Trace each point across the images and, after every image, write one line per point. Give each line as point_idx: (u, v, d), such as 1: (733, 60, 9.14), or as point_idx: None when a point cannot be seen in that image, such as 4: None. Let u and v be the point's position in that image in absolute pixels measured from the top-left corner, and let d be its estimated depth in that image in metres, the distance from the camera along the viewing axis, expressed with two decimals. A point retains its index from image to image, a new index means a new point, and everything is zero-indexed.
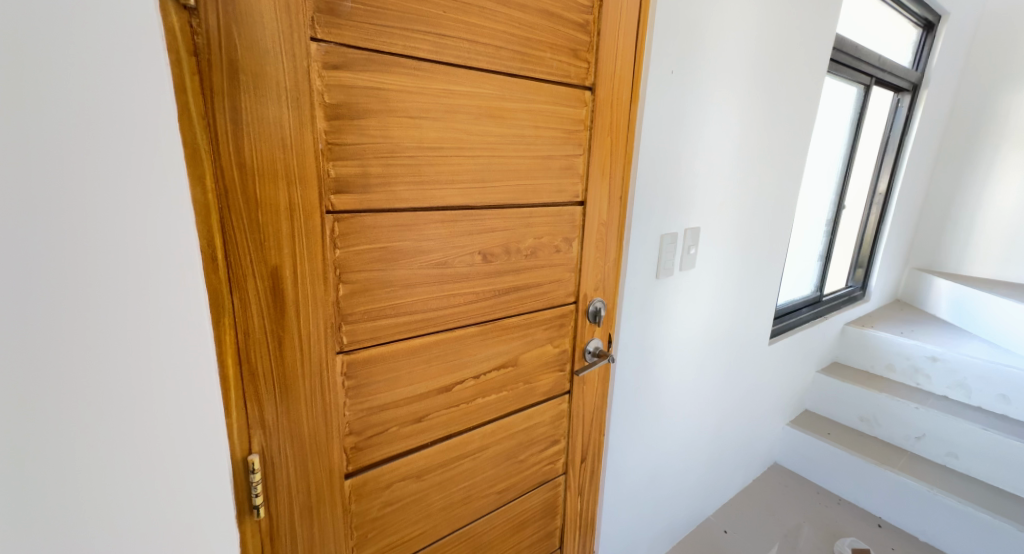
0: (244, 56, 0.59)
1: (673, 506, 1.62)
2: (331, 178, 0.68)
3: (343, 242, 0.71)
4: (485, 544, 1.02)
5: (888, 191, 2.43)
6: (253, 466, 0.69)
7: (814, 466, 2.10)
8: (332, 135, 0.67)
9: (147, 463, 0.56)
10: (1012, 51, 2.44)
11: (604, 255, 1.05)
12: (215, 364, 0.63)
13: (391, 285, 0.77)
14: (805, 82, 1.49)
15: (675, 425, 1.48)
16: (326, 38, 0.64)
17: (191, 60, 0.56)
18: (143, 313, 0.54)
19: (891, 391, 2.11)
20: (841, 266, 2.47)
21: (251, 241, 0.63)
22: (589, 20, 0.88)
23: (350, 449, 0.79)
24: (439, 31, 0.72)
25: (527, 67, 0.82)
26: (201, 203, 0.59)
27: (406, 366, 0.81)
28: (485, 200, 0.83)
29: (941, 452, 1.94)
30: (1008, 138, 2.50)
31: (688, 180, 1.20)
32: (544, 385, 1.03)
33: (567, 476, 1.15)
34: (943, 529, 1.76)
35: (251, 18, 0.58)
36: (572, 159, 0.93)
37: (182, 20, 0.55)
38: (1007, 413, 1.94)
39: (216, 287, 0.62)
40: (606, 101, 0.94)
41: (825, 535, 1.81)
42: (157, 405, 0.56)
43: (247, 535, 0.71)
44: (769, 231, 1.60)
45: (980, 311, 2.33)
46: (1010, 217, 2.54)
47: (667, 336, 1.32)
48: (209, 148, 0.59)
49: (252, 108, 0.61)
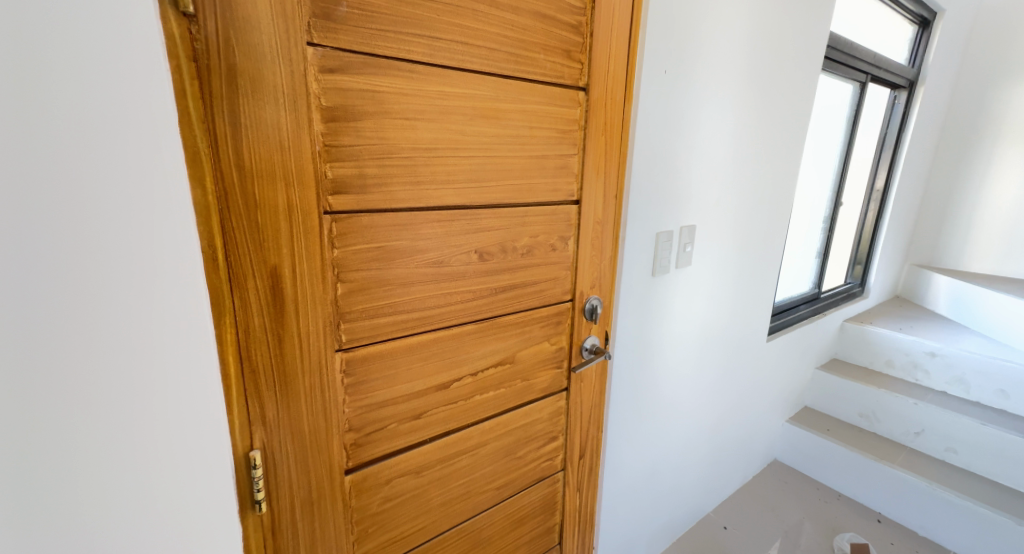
0: (243, 61, 0.60)
1: (673, 503, 1.63)
2: (328, 179, 0.69)
3: (341, 242, 0.72)
4: (484, 541, 1.03)
5: (886, 188, 2.44)
6: (255, 462, 0.70)
7: (813, 462, 2.11)
8: (330, 137, 0.68)
9: (148, 463, 0.56)
10: (1008, 47, 2.46)
11: (599, 253, 1.05)
12: (216, 360, 0.64)
13: (388, 284, 0.77)
14: (800, 78, 1.50)
15: (674, 422, 1.49)
16: (322, 42, 0.65)
17: (191, 65, 0.57)
18: (145, 313, 0.54)
19: (889, 386, 2.12)
20: (839, 263, 2.47)
21: (251, 241, 0.64)
22: (581, 21, 0.88)
23: (350, 445, 0.80)
24: (433, 34, 0.72)
25: (521, 68, 0.83)
26: (201, 205, 0.60)
27: (405, 364, 0.82)
28: (481, 200, 0.84)
29: (941, 447, 1.95)
30: (1005, 133, 2.51)
31: (684, 178, 1.21)
32: (542, 382, 1.04)
33: (566, 472, 1.16)
34: (942, 524, 1.77)
35: (249, 25, 0.59)
36: (566, 158, 0.94)
37: (182, 27, 0.56)
38: (1005, 408, 1.95)
39: (217, 286, 0.63)
40: (600, 100, 0.95)
41: (825, 531, 1.82)
42: (158, 405, 0.56)
43: (249, 529, 0.72)
44: (766, 228, 1.60)
45: (979, 307, 2.34)
46: (1009, 212, 2.55)
47: (664, 333, 1.33)
48: (209, 151, 0.60)
49: (250, 111, 0.61)
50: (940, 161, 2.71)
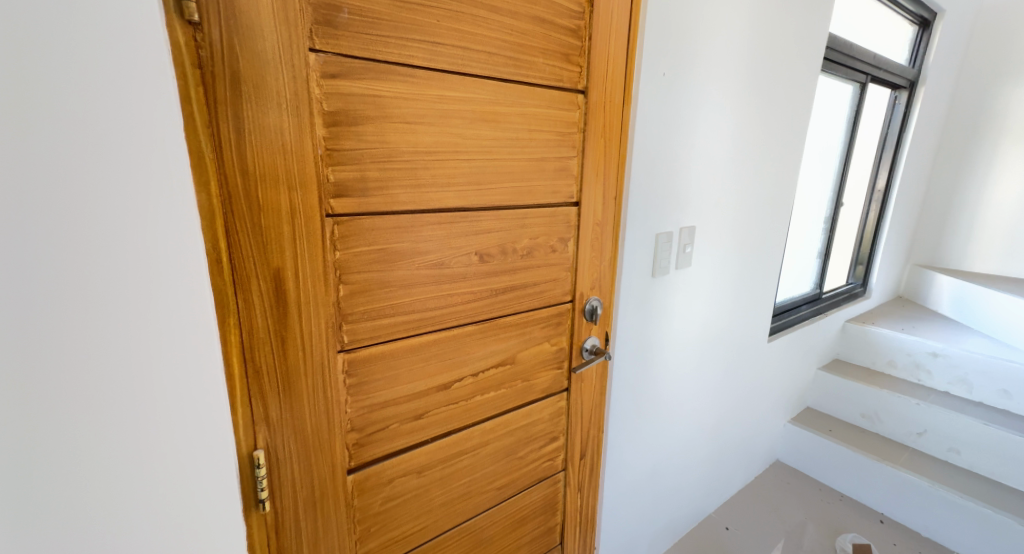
0: (246, 67, 0.60)
1: (675, 503, 1.63)
2: (331, 183, 0.69)
3: (344, 244, 0.72)
4: (486, 540, 1.03)
5: (887, 188, 2.44)
6: (258, 461, 0.70)
7: (814, 463, 2.11)
8: (332, 141, 0.68)
9: (149, 463, 0.55)
10: (1009, 46, 2.46)
11: (599, 255, 1.06)
12: (220, 361, 0.64)
13: (389, 286, 0.78)
14: (799, 75, 1.50)
15: (675, 422, 1.49)
16: (324, 49, 0.65)
17: (195, 71, 0.58)
18: (145, 316, 0.54)
19: (891, 387, 2.12)
20: (840, 264, 2.47)
21: (255, 243, 0.65)
22: (580, 25, 0.89)
23: (351, 445, 0.80)
24: (433, 39, 0.73)
25: (520, 72, 0.83)
26: (206, 209, 0.61)
27: (405, 364, 0.83)
28: (481, 202, 0.84)
29: (943, 447, 1.94)
30: (1007, 133, 2.51)
31: (683, 178, 1.21)
32: (543, 383, 1.04)
33: (567, 472, 1.16)
34: (945, 524, 1.77)
35: (252, 31, 0.60)
36: (566, 161, 0.94)
37: (187, 35, 0.56)
38: (1008, 408, 1.95)
39: (221, 288, 0.64)
40: (599, 103, 0.95)
41: (827, 531, 1.82)
42: (160, 405, 0.56)
43: (253, 528, 0.73)
44: (766, 228, 1.60)
45: (981, 306, 2.33)
46: (1011, 211, 2.54)
47: (665, 333, 1.33)
48: (214, 155, 0.60)
49: (255, 116, 0.62)
50: (942, 161, 2.71)
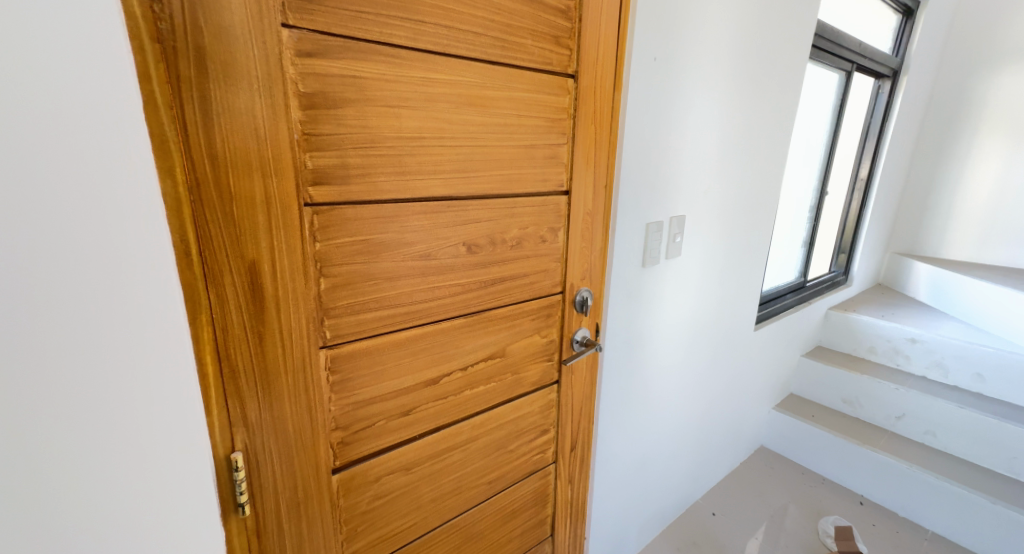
0: (212, 43, 0.57)
1: (663, 491, 1.65)
2: (309, 169, 0.67)
3: (324, 234, 0.70)
4: (476, 535, 1.03)
5: (869, 178, 2.46)
6: (236, 464, 0.68)
7: (798, 449, 2.15)
8: (308, 125, 0.66)
9: (134, 474, 0.53)
10: (990, 38, 2.48)
11: (589, 245, 1.05)
12: (192, 360, 0.62)
13: (374, 279, 0.76)
14: (787, 59, 1.48)
15: (662, 413, 1.49)
16: (298, 24, 0.62)
17: (155, 47, 0.55)
18: (124, 321, 0.51)
19: (873, 372, 2.16)
20: (823, 254, 2.50)
21: (226, 235, 0.62)
22: (570, 7, 0.87)
23: (336, 444, 0.79)
24: (416, 17, 0.70)
25: (509, 55, 0.81)
26: (172, 198, 0.58)
27: (392, 359, 0.81)
28: (468, 191, 0.82)
29: (921, 430, 1.99)
30: (986, 123, 2.55)
31: (672, 169, 1.21)
32: (532, 375, 1.03)
33: (557, 465, 1.16)
34: (921, 504, 1.82)
35: (217, 5, 0.57)
36: (555, 148, 0.92)
37: (144, 7, 0.53)
38: (982, 391, 2.00)
39: (192, 282, 0.61)
40: (588, 89, 0.94)
41: (809, 514, 1.86)
42: (142, 412, 0.54)
43: (233, 532, 0.71)
44: (753, 217, 1.61)
45: (958, 293, 2.39)
46: (988, 200, 2.59)
47: (653, 323, 1.33)
48: (178, 139, 0.57)
49: (223, 99, 0.59)
50: (923, 152, 2.75)
